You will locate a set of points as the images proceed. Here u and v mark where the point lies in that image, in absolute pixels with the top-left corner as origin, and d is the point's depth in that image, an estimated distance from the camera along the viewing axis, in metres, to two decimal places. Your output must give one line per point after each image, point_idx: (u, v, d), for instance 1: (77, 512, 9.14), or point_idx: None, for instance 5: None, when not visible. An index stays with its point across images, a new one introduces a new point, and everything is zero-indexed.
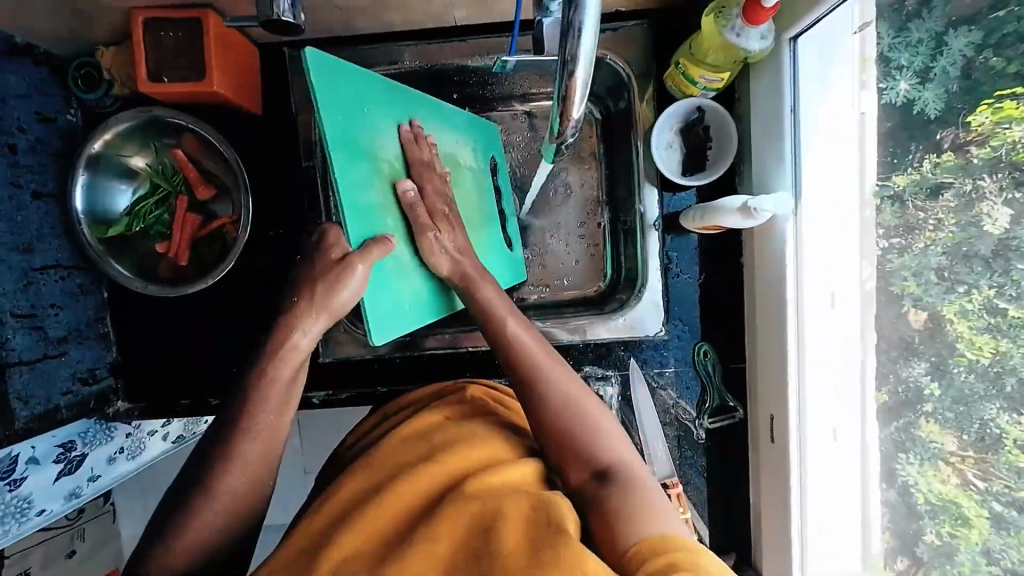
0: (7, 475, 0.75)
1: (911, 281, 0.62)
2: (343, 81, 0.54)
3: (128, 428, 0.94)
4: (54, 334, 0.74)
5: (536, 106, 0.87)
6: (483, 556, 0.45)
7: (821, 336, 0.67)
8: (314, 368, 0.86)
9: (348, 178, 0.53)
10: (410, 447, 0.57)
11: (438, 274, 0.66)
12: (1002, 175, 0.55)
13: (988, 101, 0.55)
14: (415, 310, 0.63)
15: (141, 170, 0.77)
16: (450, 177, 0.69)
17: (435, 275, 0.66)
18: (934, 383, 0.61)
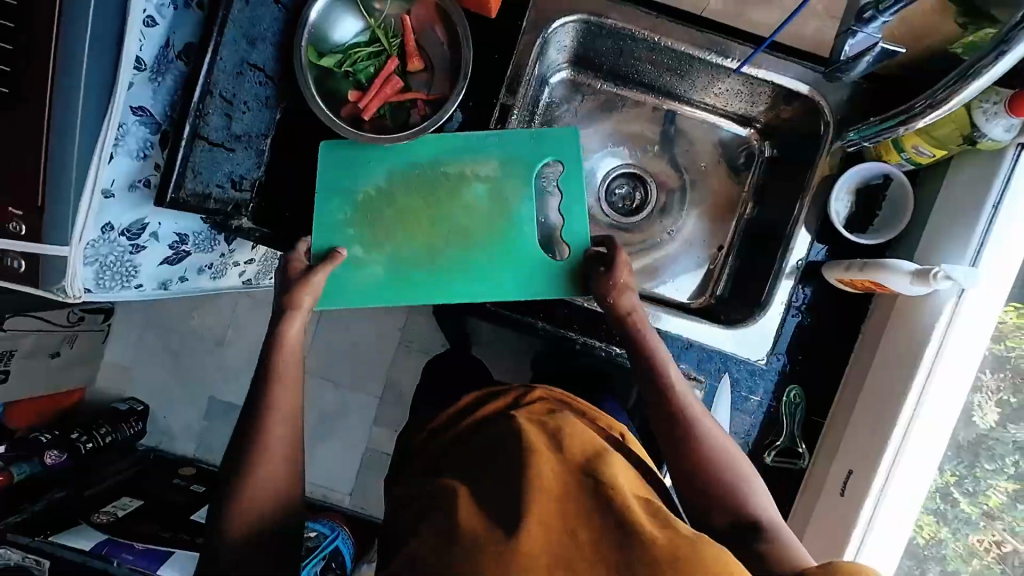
0: (134, 238, 0.76)
1: None
2: (339, 147, 0.82)
3: (226, 248, 0.95)
4: (236, 130, 0.76)
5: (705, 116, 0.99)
6: (631, 545, 0.52)
7: (923, 455, 0.70)
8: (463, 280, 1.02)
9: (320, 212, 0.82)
10: (536, 429, 0.65)
11: (397, 268, 0.82)
12: (1001, 374, 0.69)
13: (1015, 305, 0.68)
14: (365, 292, 0.81)
15: (371, 19, 0.81)
16: (439, 198, 0.83)
17: (393, 267, 0.82)
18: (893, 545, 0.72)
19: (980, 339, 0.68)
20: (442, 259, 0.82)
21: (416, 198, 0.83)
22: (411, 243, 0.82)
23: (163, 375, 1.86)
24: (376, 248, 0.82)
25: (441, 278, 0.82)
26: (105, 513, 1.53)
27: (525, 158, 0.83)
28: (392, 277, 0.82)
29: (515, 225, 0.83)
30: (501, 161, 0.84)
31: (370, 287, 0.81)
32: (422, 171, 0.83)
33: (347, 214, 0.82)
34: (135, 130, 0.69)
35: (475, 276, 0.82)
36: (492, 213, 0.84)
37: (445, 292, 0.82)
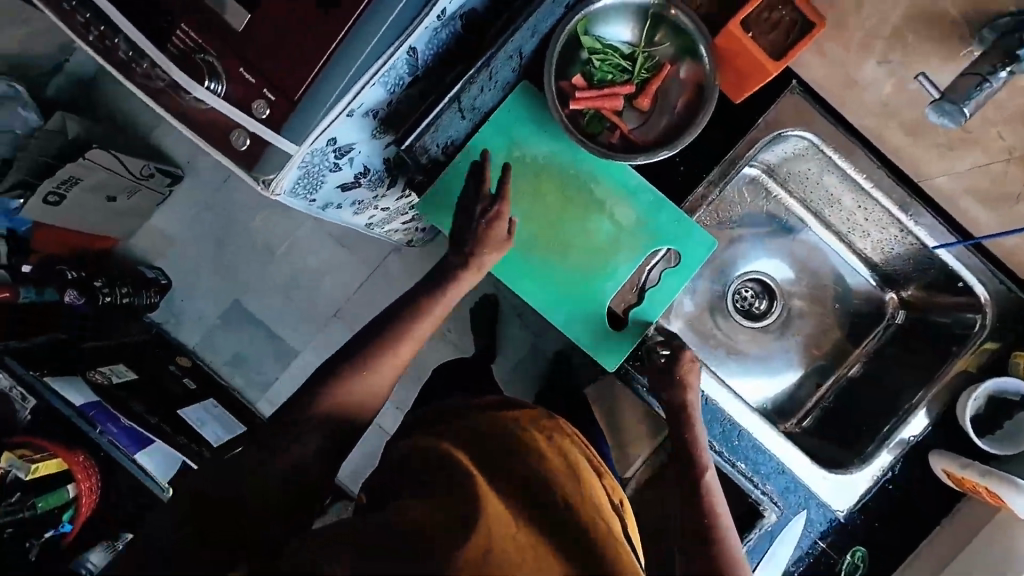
0: (338, 157, 0.75)
1: None
2: (532, 107, 0.83)
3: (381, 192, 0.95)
4: (473, 105, 0.80)
5: (851, 259, 1.04)
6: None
7: None
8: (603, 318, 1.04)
9: (480, 145, 0.84)
10: (544, 445, 0.63)
11: None
12: None
13: None
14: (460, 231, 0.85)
15: (640, 44, 0.83)
16: (568, 204, 0.85)
17: None
18: None
19: None
20: (534, 251, 0.85)
21: (555, 189, 0.85)
22: (525, 219, 0.85)
23: (202, 260, 1.83)
24: None
25: (522, 266, 0.86)
26: (97, 373, 1.45)
27: (653, 226, 0.85)
28: None
29: (604, 272, 0.86)
30: (637, 213, 0.85)
31: None
32: (575, 169, 0.85)
33: (497, 163, 0.84)
34: (403, 71, 0.71)
35: (549, 282, 0.86)
36: (601, 248, 0.86)
37: (509, 267, 0.86)
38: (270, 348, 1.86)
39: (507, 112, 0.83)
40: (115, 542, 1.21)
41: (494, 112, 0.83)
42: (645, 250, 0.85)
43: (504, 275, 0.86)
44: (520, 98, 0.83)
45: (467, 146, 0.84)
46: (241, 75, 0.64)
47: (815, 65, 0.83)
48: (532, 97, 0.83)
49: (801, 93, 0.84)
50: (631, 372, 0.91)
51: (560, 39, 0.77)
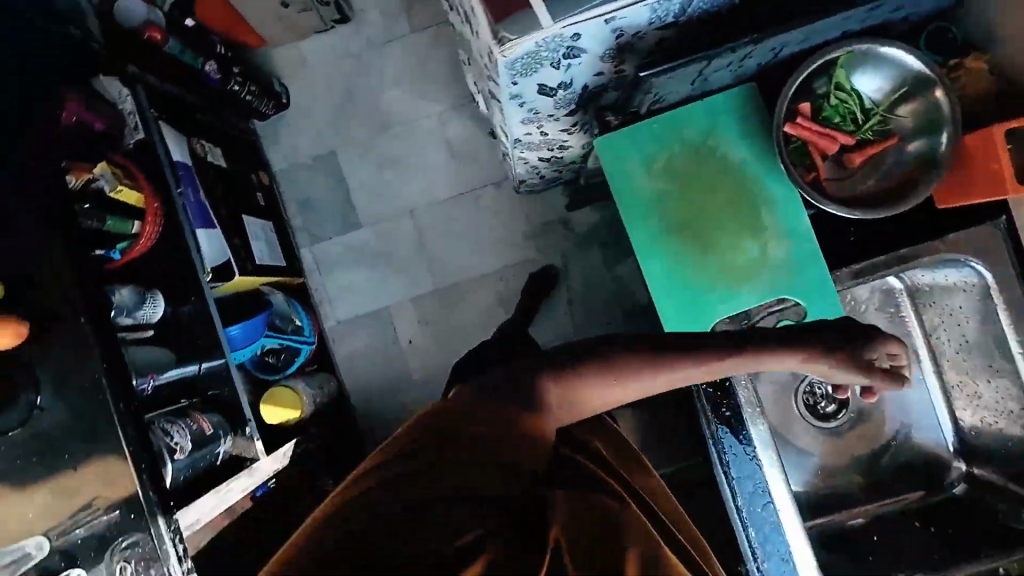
0: (566, 56, 0.74)
1: None
2: (745, 110, 0.83)
3: (558, 113, 0.95)
4: (702, 77, 0.81)
5: None
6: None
7: None
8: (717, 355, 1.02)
9: (679, 119, 0.84)
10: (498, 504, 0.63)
11: (654, 201, 0.84)
12: None
13: None
14: (619, 182, 0.84)
15: (887, 105, 0.96)
16: (728, 212, 0.83)
17: (654, 198, 0.84)
18: None
19: None
20: (675, 237, 0.83)
21: (725, 193, 0.84)
22: (683, 204, 0.84)
23: (327, 103, 1.89)
24: (664, 179, 0.84)
25: (656, 244, 0.84)
26: (201, 143, 1.50)
27: (795, 274, 0.83)
28: (644, 201, 0.84)
29: (728, 290, 0.83)
30: (786, 254, 0.83)
31: (626, 185, 0.84)
32: (752, 186, 0.83)
33: (686, 142, 0.84)
34: (675, 8, 0.70)
35: (672, 272, 0.84)
36: (739, 267, 0.84)
37: (645, 237, 0.84)
38: (340, 210, 1.91)
39: (721, 103, 0.83)
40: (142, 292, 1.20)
41: (709, 97, 0.83)
42: (776, 291, 0.83)
43: (635, 242, 0.84)
44: (739, 97, 0.83)
45: (668, 113, 0.84)
46: None
47: None
48: (749, 103, 0.83)
49: None
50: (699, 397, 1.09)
51: (818, 57, 0.76)
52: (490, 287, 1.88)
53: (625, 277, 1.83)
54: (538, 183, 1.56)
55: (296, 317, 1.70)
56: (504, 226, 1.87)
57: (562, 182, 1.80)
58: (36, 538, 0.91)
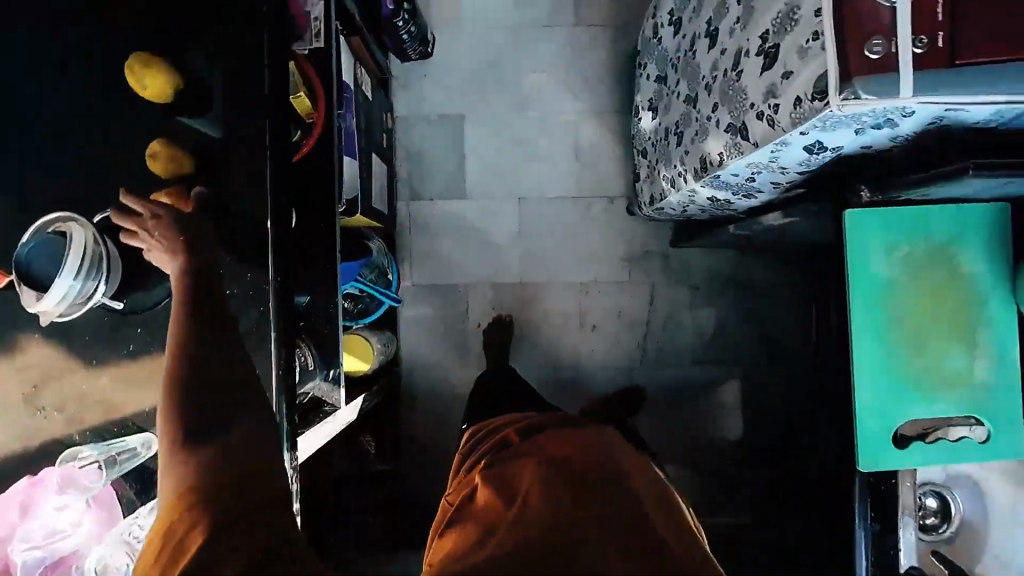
0: (879, 126, 0.73)
1: None
2: (997, 229, 0.83)
3: (794, 170, 0.93)
4: (981, 189, 0.79)
5: None
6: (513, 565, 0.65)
7: None
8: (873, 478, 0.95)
9: (932, 215, 0.83)
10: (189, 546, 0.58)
11: (885, 286, 0.83)
12: None
13: None
14: (858, 258, 0.83)
15: None
16: (950, 319, 0.84)
17: (884, 283, 0.83)
18: None
19: None
20: (893, 328, 0.83)
21: (952, 300, 0.84)
22: (910, 298, 0.83)
23: (469, 63, 1.84)
24: (900, 267, 0.83)
25: (874, 330, 0.83)
26: (358, 67, 1.42)
27: (994, 398, 0.84)
28: (876, 282, 0.83)
29: (926, 396, 0.83)
30: (991, 378, 0.84)
31: (863, 263, 0.83)
32: (980, 302, 0.84)
33: (933, 239, 0.83)
34: (1009, 118, 0.70)
35: (879, 362, 0.83)
36: (942, 374, 0.84)
37: (864, 316, 0.83)
38: (447, 174, 1.85)
39: (976, 213, 0.83)
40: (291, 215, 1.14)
41: (967, 204, 0.83)
42: (973, 410, 0.83)
43: (853, 321, 0.84)
44: (995, 214, 0.83)
45: (925, 206, 0.83)
46: (935, 4, 0.63)
47: None
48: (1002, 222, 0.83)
49: None
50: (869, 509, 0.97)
51: None
52: (573, 296, 1.84)
53: (704, 325, 1.83)
54: (671, 214, 1.54)
55: (386, 270, 1.64)
56: (603, 241, 1.85)
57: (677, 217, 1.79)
58: (145, 436, 0.83)
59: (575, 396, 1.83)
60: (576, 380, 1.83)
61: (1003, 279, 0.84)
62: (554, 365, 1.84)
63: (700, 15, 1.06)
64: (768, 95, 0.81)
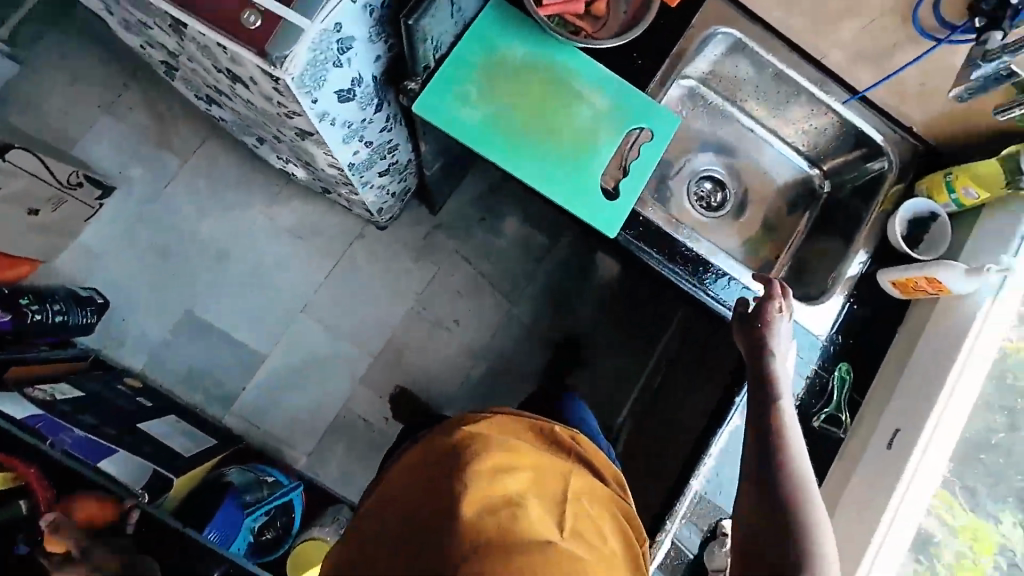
0: (343, 50, 0.78)
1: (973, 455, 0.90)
2: (506, 19, 0.94)
3: (368, 114, 0.98)
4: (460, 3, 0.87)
5: (788, 149, 1.22)
6: None
7: (950, 431, 0.88)
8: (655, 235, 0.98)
9: (460, 53, 0.92)
10: None
11: (489, 122, 0.91)
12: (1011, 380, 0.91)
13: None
14: (454, 126, 0.90)
15: None
16: (547, 96, 0.94)
17: (486, 121, 0.91)
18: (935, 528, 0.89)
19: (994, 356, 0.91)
20: (525, 140, 0.92)
21: (534, 83, 0.93)
22: (510, 112, 0.92)
23: (145, 272, 1.73)
24: (483, 101, 0.92)
25: (515, 153, 0.91)
26: (36, 389, 1.28)
27: (625, 108, 0.96)
28: (481, 125, 0.91)
29: (591, 153, 0.94)
30: (609, 101, 0.96)
31: (459, 123, 0.90)
32: (549, 67, 0.94)
33: (480, 64, 0.92)
34: None
35: (543, 168, 0.92)
36: (581, 130, 0.94)
37: (500, 153, 0.91)
38: (232, 359, 1.74)
39: (483, 23, 0.93)
40: (127, 502, 1.07)
41: (473, 24, 0.93)
42: (623, 129, 0.95)
43: (497, 161, 0.91)
44: (495, 10, 0.93)
45: (451, 53, 0.92)
46: None
47: None
48: (503, 12, 0.94)
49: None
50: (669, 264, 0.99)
51: None
52: (417, 322, 1.84)
53: (515, 233, 1.91)
54: (394, 201, 1.56)
55: (265, 475, 1.50)
56: (390, 265, 1.85)
57: (410, 195, 1.83)
58: None
59: (503, 376, 1.85)
60: (490, 366, 1.84)
61: (545, 41, 0.95)
62: (465, 375, 1.84)
63: (197, 84, 1.07)
64: (270, 100, 0.84)
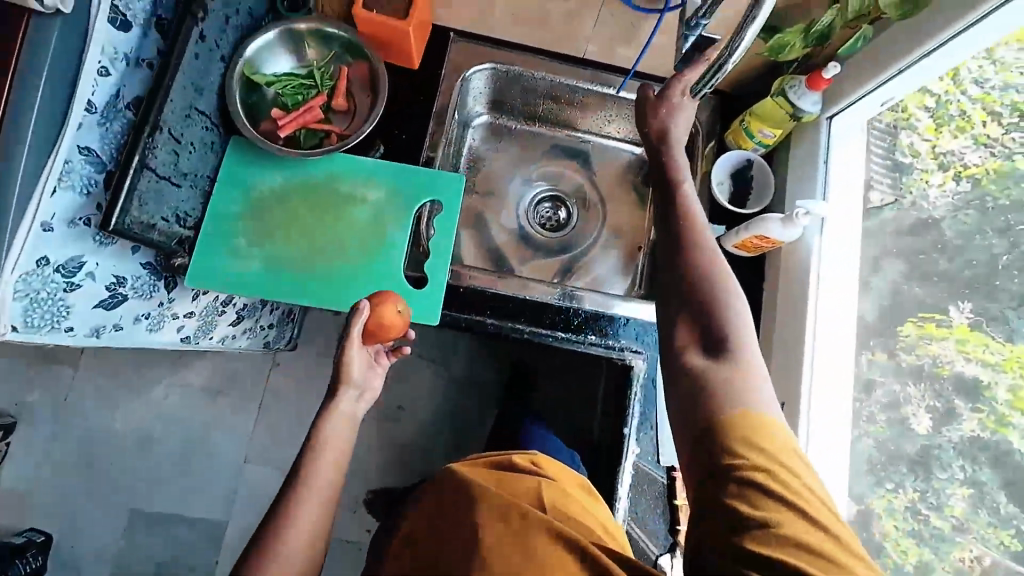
0: (69, 275, 0.76)
1: (888, 397, 0.82)
2: (249, 151, 0.90)
3: (165, 296, 0.93)
4: (182, 166, 0.81)
5: (607, 142, 1.16)
6: None
7: (832, 380, 0.85)
8: (489, 300, 0.92)
9: (215, 204, 0.88)
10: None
11: (270, 263, 0.88)
12: (887, 305, 0.84)
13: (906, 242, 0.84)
14: (236, 281, 0.86)
15: (310, 59, 0.92)
16: (319, 211, 0.90)
17: (267, 264, 0.88)
18: (895, 508, 0.78)
19: (852, 286, 0.87)
20: (313, 265, 0.89)
21: (302, 204, 0.90)
22: (288, 242, 0.89)
23: (76, 489, 1.67)
24: (256, 244, 0.88)
25: (307, 283, 0.88)
26: None
27: (404, 190, 0.92)
28: (263, 270, 0.87)
29: (385, 249, 0.90)
30: (385, 189, 0.92)
31: (239, 275, 0.87)
32: (312, 182, 0.91)
33: (240, 207, 0.89)
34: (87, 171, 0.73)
35: (341, 284, 0.88)
36: (367, 230, 0.91)
37: (292, 289, 0.87)
38: (193, 539, 1.67)
39: (228, 165, 0.89)
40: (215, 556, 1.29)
41: (218, 171, 0.89)
42: (408, 213, 0.92)
43: (298, 302, 0.87)
44: (234, 149, 0.89)
45: (206, 209, 0.88)
46: None
47: (452, 19, 0.98)
48: (244, 147, 0.90)
49: (460, 39, 1.00)
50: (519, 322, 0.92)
51: (228, 82, 0.85)
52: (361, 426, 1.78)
53: None
54: (279, 329, 1.51)
55: None
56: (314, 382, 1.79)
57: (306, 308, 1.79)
58: None
59: (471, 435, 1.74)
60: (454, 429, 1.72)
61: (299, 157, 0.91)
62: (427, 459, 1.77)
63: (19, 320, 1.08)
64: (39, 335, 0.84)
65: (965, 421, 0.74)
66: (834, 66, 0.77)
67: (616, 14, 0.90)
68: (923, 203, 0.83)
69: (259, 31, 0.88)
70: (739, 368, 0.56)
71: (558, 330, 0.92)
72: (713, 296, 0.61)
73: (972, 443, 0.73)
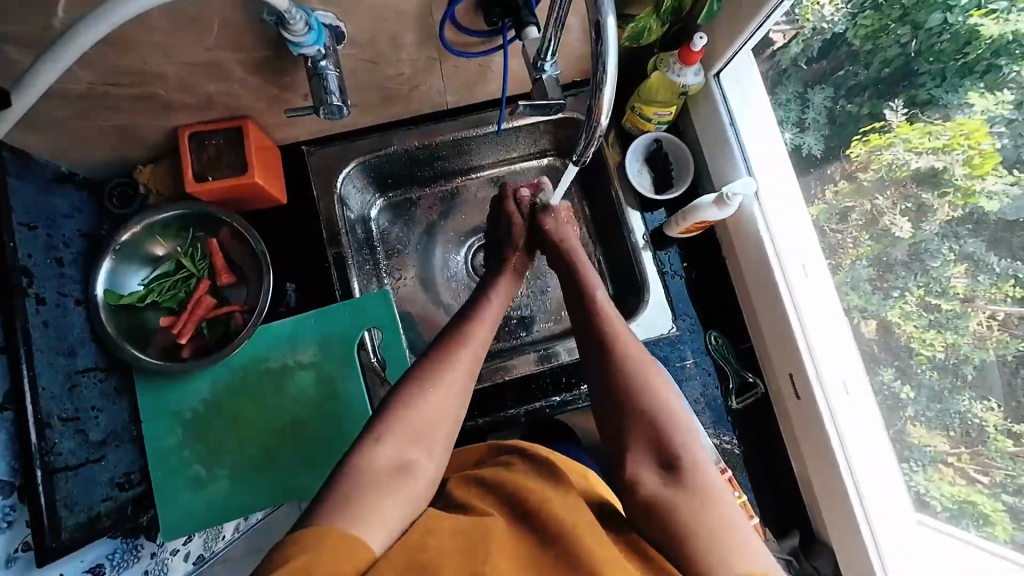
0: None
1: (853, 294, 0.80)
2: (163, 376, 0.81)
3: (155, 545, 0.79)
4: (95, 438, 0.73)
5: (514, 166, 1.04)
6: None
7: (824, 321, 0.82)
8: (479, 395, 0.89)
9: (154, 447, 0.80)
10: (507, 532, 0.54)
11: (239, 478, 0.81)
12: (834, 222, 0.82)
13: (856, 138, 0.77)
14: (213, 510, 0.80)
15: (172, 250, 0.82)
16: (264, 401, 0.83)
17: (237, 480, 0.81)
18: (906, 386, 0.75)
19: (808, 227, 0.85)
20: (281, 459, 0.82)
21: (241, 402, 0.83)
22: (246, 448, 0.82)
23: None
24: (216, 465, 0.81)
25: (284, 479, 0.82)
26: None
27: (336, 335, 0.86)
28: (234, 489, 0.81)
29: (348, 406, 0.84)
30: (319, 345, 0.85)
31: (213, 505, 0.80)
32: (242, 376, 0.83)
33: (181, 438, 0.81)
34: None
35: (319, 463, 0.82)
36: (319, 397, 0.84)
37: (271, 493, 0.81)
38: None
39: (148, 400, 0.80)
40: None
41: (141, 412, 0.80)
42: (352, 358, 0.85)
43: (274, 499, 0.81)
44: (146, 381, 0.81)
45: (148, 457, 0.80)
46: None
47: (295, 134, 0.88)
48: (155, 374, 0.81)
49: (317, 149, 0.90)
50: (512, 405, 0.89)
51: (95, 323, 0.75)
52: None
53: None
54: None
55: None
56: None
57: None
58: None
59: None
60: None
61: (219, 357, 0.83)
62: None
63: None
64: None
65: (937, 210, 0.70)
66: (699, 40, 0.74)
67: (458, 63, 0.80)
68: (823, 25, 0.76)
69: (100, 253, 0.78)
70: (692, 487, 0.60)
71: (552, 395, 0.90)
72: (660, 412, 0.66)
73: (952, 224, 0.69)
